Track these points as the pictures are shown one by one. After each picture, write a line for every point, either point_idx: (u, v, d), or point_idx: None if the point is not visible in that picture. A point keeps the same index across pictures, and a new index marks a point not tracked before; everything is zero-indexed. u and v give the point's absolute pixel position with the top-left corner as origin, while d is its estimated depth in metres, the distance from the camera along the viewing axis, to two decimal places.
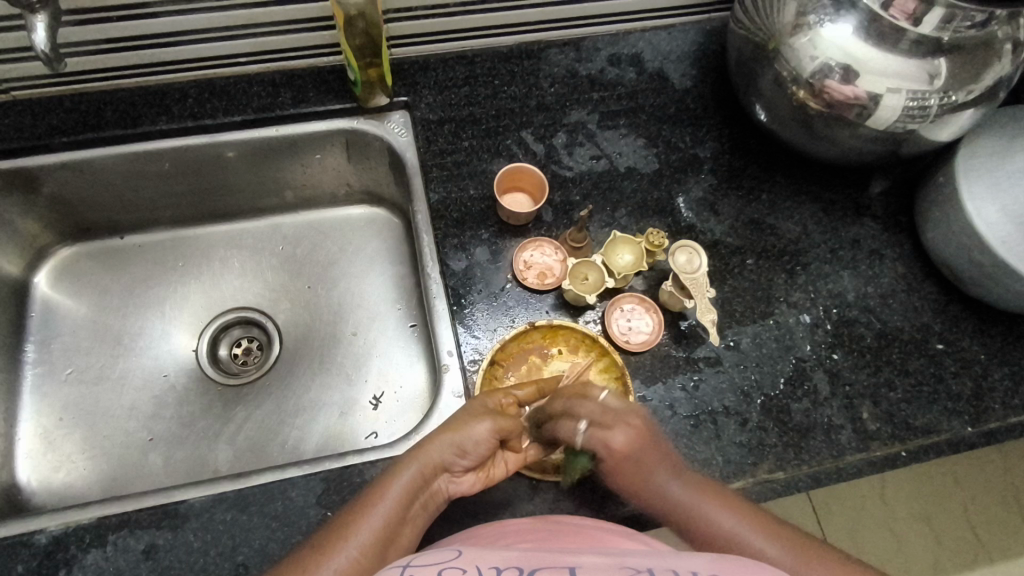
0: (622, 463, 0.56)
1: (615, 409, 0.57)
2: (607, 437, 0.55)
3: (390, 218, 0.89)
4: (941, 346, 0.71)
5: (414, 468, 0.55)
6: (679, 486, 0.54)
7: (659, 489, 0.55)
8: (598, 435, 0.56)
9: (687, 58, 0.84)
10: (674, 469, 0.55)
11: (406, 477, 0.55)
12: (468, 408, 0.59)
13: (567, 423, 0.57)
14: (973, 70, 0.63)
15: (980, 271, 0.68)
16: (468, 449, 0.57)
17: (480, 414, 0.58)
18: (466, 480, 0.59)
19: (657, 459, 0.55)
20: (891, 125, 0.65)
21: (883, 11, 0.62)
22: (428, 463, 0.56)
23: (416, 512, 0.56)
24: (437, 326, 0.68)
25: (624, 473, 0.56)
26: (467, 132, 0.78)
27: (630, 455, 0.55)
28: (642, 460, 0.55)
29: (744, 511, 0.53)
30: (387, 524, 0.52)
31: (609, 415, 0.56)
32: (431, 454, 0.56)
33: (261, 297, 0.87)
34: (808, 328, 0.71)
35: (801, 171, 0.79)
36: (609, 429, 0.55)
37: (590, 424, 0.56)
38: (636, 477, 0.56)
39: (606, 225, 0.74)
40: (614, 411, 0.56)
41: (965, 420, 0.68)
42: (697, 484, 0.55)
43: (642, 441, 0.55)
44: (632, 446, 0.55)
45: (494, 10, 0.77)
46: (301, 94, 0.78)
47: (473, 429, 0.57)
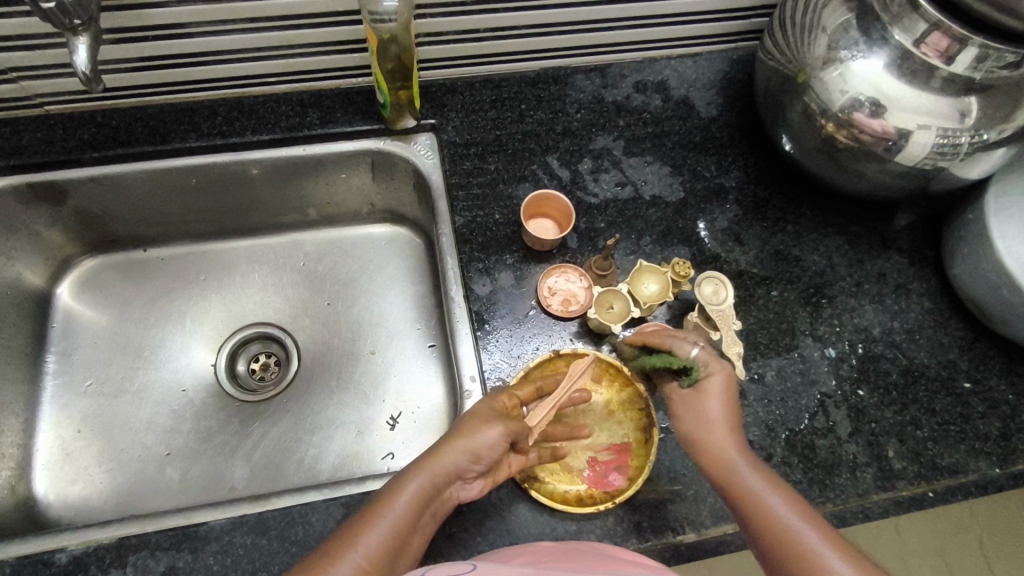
0: (713, 404, 0.58)
1: (720, 358, 0.60)
2: (714, 368, 0.59)
3: (411, 237, 0.90)
4: (969, 385, 0.71)
5: (428, 474, 0.54)
6: (747, 464, 0.55)
7: (730, 461, 0.55)
8: (710, 362, 0.59)
9: (713, 86, 0.84)
10: (746, 449, 0.57)
11: (421, 483, 0.53)
12: (479, 412, 0.58)
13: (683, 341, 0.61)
14: (1006, 110, 0.63)
15: (1009, 310, 0.67)
16: (481, 454, 0.56)
17: (490, 419, 0.58)
18: (475, 486, 0.58)
19: (735, 429, 0.57)
20: (920, 162, 0.65)
21: (914, 47, 0.62)
22: (442, 471, 0.55)
23: (427, 519, 0.55)
24: (460, 350, 0.68)
25: (703, 434, 0.58)
26: (493, 156, 0.78)
27: (715, 400, 0.58)
28: (731, 416, 0.58)
29: (804, 506, 0.52)
30: (396, 532, 0.51)
31: (716, 359, 0.60)
32: (444, 461, 0.55)
33: (281, 313, 0.87)
34: (832, 362, 0.71)
35: (826, 203, 0.79)
36: (714, 366, 0.59)
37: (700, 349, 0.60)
38: (705, 431, 0.58)
39: (631, 253, 0.74)
40: (720, 358, 0.60)
41: (993, 461, 0.67)
42: (766, 473, 0.55)
43: (732, 395, 0.59)
44: (721, 390, 0.58)
45: (523, 36, 0.78)
46: (329, 115, 0.79)
47: (486, 433, 0.56)
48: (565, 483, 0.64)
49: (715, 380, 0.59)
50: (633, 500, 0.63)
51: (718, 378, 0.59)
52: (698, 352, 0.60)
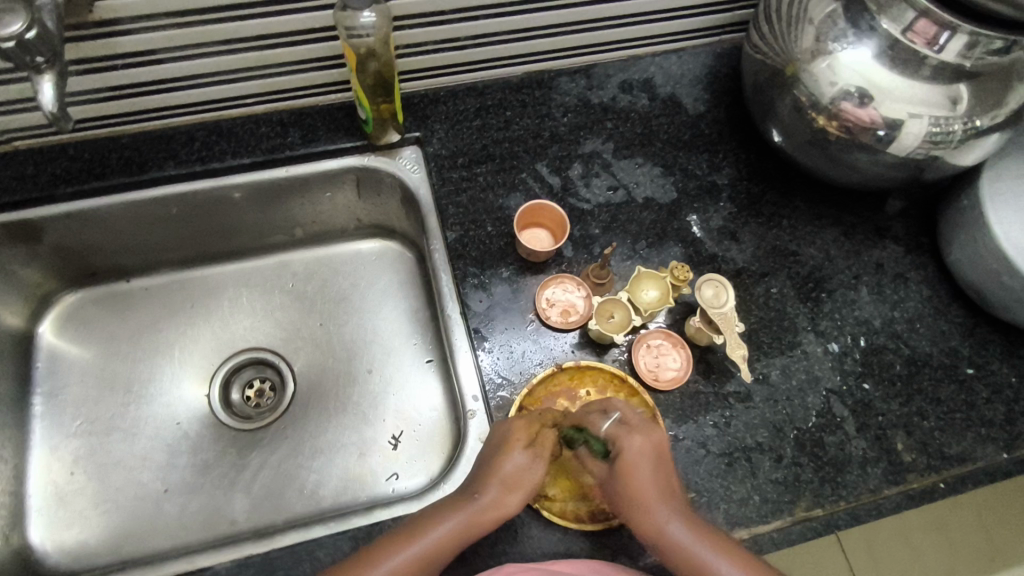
0: (635, 473, 0.56)
1: (637, 419, 0.59)
2: (624, 439, 0.57)
3: (401, 250, 0.88)
4: (971, 371, 0.71)
5: (463, 514, 0.56)
6: (679, 527, 0.55)
7: (661, 529, 0.55)
8: (623, 432, 0.57)
9: (699, 81, 0.83)
10: (681, 510, 0.56)
11: (452, 522, 0.55)
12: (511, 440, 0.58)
13: (597, 413, 0.60)
14: (996, 96, 0.62)
15: (1008, 294, 0.67)
16: (518, 482, 0.57)
17: (521, 448, 0.58)
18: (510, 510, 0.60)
19: (665, 493, 0.56)
20: (912, 152, 0.64)
21: (902, 35, 0.61)
22: (475, 514, 0.56)
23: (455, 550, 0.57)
24: (460, 370, 0.66)
25: (633, 502, 0.56)
26: (481, 166, 0.76)
27: (643, 468, 0.56)
28: (657, 483, 0.56)
29: (748, 562, 0.53)
30: (423, 556, 0.54)
31: (637, 421, 0.58)
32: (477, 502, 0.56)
33: (273, 337, 0.85)
34: (835, 357, 0.70)
35: (820, 195, 0.78)
36: (632, 431, 0.57)
37: (616, 421, 0.58)
38: (638, 504, 0.56)
39: (628, 258, 0.73)
40: (641, 420, 0.58)
41: (1000, 447, 0.67)
42: (701, 531, 0.55)
43: (661, 455, 0.57)
44: (647, 455, 0.57)
45: (504, 42, 0.76)
46: (310, 133, 0.77)
47: (515, 460, 0.57)
48: (576, 500, 0.63)
49: (635, 449, 0.57)
50: None
51: (637, 446, 0.57)
52: (613, 422, 0.59)
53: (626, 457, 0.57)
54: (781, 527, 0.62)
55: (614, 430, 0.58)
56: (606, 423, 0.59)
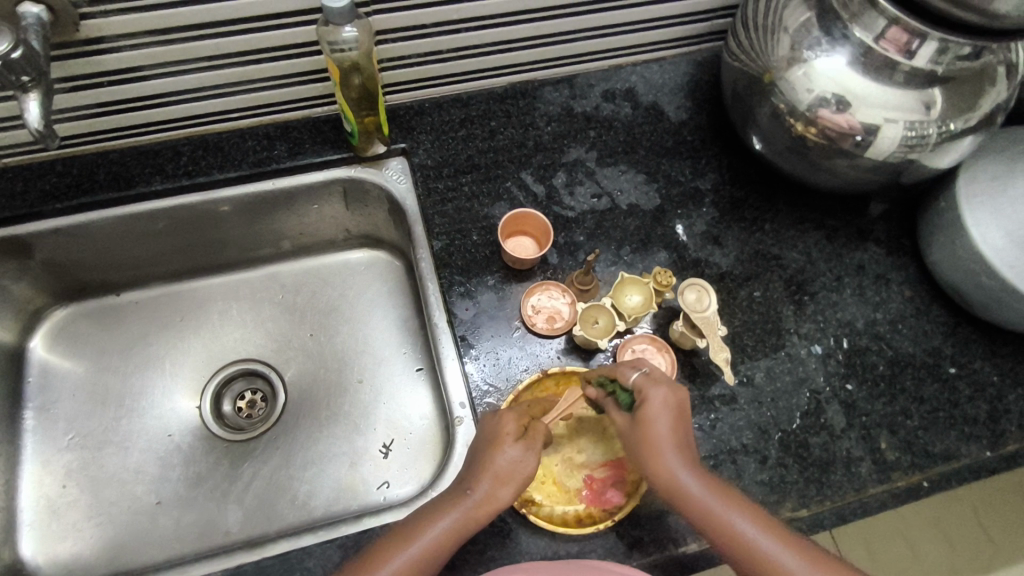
0: (655, 426, 0.56)
1: (661, 374, 0.59)
2: (650, 389, 0.57)
3: (390, 260, 0.89)
4: (954, 370, 0.71)
5: (461, 510, 0.56)
6: (696, 482, 0.54)
7: (678, 479, 0.54)
8: (648, 382, 0.57)
9: (681, 89, 0.84)
10: (697, 466, 0.55)
11: (449, 520, 0.56)
12: (501, 434, 0.59)
13: (627, 365, 0.60)
14: (968, 100, 0.64)
15: (986, 294, 0.68)
16: (512, 474, 0.57)
17: (510, 440, 0.58)
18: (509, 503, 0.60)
19: (684, 447, 0.56)
20: (891, 155, 0.65)
21: (875, 43, 0.62)
22: (471, 508, 0.56)
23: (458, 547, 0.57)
24: (447, 378, 0.67)
25: (652, 448, 0.55)
26: (467, 176, 0.77)
27: (663, 419, 0.56)
28: (680, 436, 0.56)
29: (759, 513, 0.54)
30: (424, 554, 0.54)
31: (662, 375, 0.58)
32: (472, 497, 0.56)
33: (264, 348, 0.85)
34: (819, 358, 0.71)
35: (802, 199, 0.79)
36: (657, 383, 0.57)
37: (643, 373, 0.59)
38: (656, 453, 0.55)
39: (611, 264, 0.74)
40: (664, 376, 0.59)
41: (983, 444, 0.68)
42: (716, 485, 0.55)
43: (682, 409, 0.57)
44: (669, 408, 0.56)
45: (487, 54, 0.77)
46: (297, 146, 0.78)
47: (510, 452, 0.58)
48: (563, 504, 0.63)
49: (658, 398, 0.56)
50: (633, 515, 0.63)
51: (660, 397, 0.57)
52: (640, 375, 0.58)
53: (650, 406, 0.56)
54: None
55: (642, 380, 0.58)
56: (634, 374, 0.59)
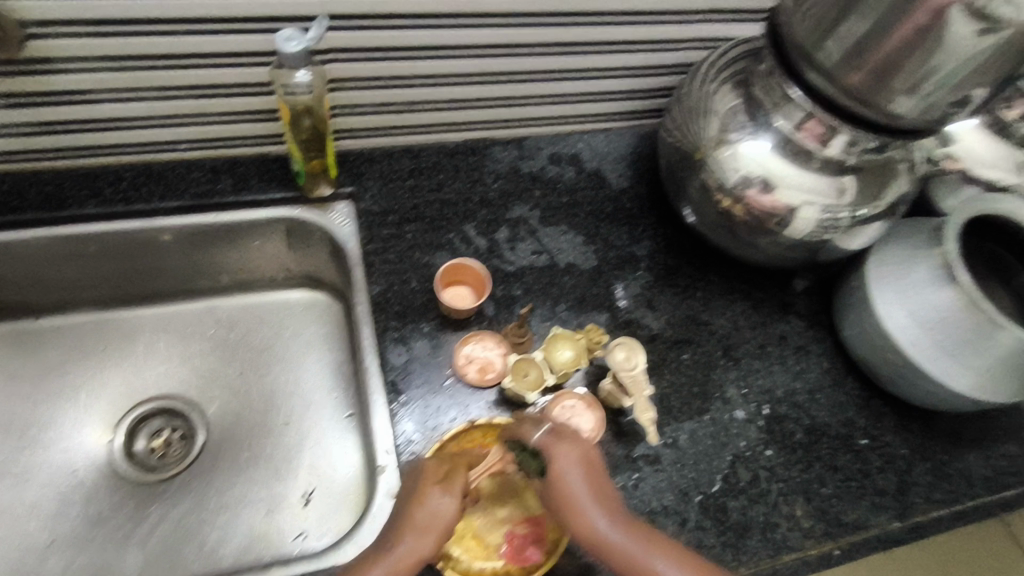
0: (563, 482, 0.58)
1: (563, 431, 0.61)
2: (555, 447, 0.59)
3: (331, 302, 0.87)
4: (866, 442, 0.75)
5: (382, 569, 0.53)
6: (613, 528, 0.56)
7: (596, 528, 0.56)
8: (553, 441, 0.59)
9: (623, 159, 0.89)
10: (614, 513, 0.57)
11: None
12: (421, 490, 0.57)
13: (530, 423, 0.62)
14: (874, 190, 0.70)
15: (893, 369, 0.73)
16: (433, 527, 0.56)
17: (432, 492, 0.57)
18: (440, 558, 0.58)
19: (597, 499, 0.57)
20: (807, 235, 0.70)
21: (794, 132, 0.68)
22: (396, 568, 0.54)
23: None
24: (374, 423, 0.67)
25: (567, 504, 0.57)
26: (411, 225, 0.78)
27: (572, 475, 0.58)
28: (592, 488, 0.58)
29: (680, 553, 0.55)
30: None
31: (566, 431, 0.61)
32: (397, 557, 0.54)
33: (188, 384, 0.82)
34: (741, 423, 0.73)
35: (731, 270, 0.83)
36: (560, 440, 0.60)
37: (548, 431, 0.61)
38: (571, 511, 0.57)
39: (547, 319, 0.75)
40: (567, 431, 0.61)
41: (891, 515, 0.71)
42: (635, 528, 0.56)
43: (589, 462, 0.59)
44: (576, 463, 0.59)
45: (440, 110, 0.80)
46: (242, 182, 0.78)
47: (433, 503, 0.56)
48: (482, 560, 0.61)
49: (563, 456, 0.59)
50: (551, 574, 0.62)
51: (566, 453, 0.59)
52: (544, 434, 0.60)
53: (559, 464, 0.58)
54: None
55: (545, 439, 0.60)
56: (537, 433, 0.61)
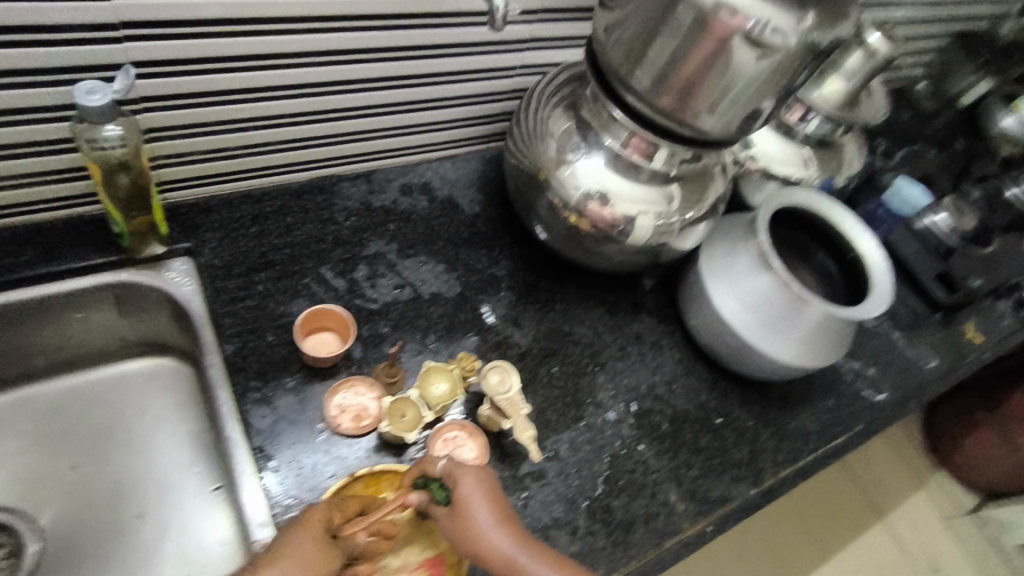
0: (467, 506, 0.59)
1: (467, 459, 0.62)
2: (459, 475, 0.60)
3: (178, 368, 0.79)
4: (720, 421, 0.82)
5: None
6: (515, 548, 0.57)
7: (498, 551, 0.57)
8: (457, 470, 0.60)
9: (473, 184, 0.90)
10: (517, 533, 0.59)
11: None
12: (297, 552, 0.55)
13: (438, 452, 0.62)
14: (697, 194, 0.77)
15: (734, 352, 0.81)
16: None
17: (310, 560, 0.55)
18: None
19: (501, 520, 0.59)
20: (647, 242, 0.76)
21: (621, 150, 0.73)
22: None
23: None
24: (244, 496, 0.61)
25: (470, 528, 0.58)
26: (260, 275, 0.74)
27: (476, 498, 0.59)
28: (495, 511, 0.59)
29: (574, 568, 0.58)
30: None
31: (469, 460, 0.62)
32: None
33: (6, 490, 0.70)
34: (614, 424, 0.77)
35: (587, 279, 0.88)
36: (464, 467, 0.61)
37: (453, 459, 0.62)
38: (475, 534, 0.58)
39: (417, 354, 0.74)
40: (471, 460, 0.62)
41: (749, 483, 0.79)
42: (534, 547, 0.58)
43: (491, 488, 0.61)
44: (479, 488, 0.60)
45: (278, 152, 0.76)
46: (52, 252, 0.69)
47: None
48: None
49: (467, 480, 0.60)
50: None
51: (470, 480, 0.60)
52: (448, 463, 0.61)
53: (464, 492, 0.59)
54: None
55: (450, 466, 0.61)
56: (442, 463, 0.61)
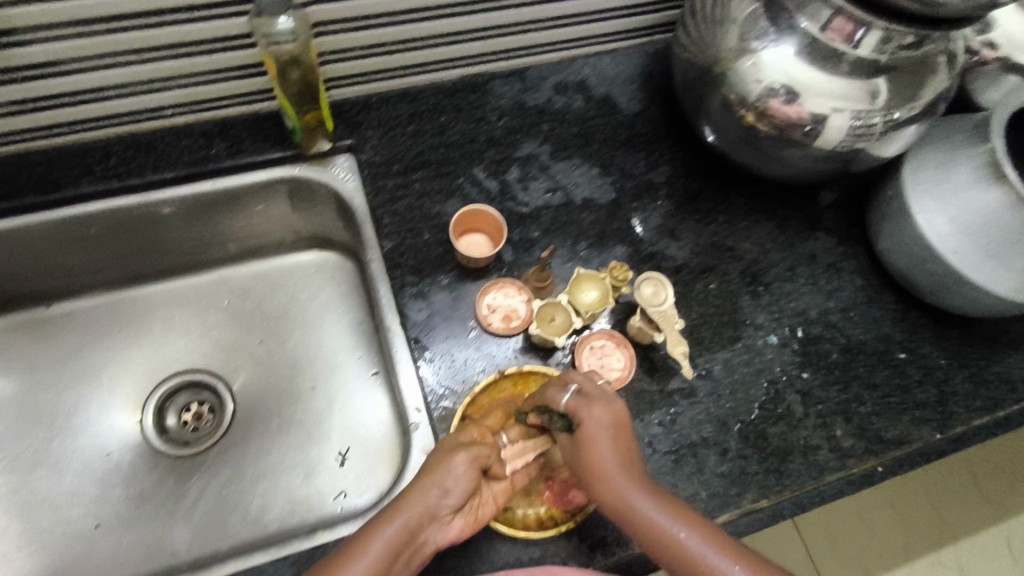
0: (592, 442, 0.53)
1: (599, 392, 0.57)
2: (585, 411, 0.55)
3: (342, 262, 0.85)
4: (904, 355, 0.73)
5: (402, 520, 0.50)
6: (648, 499, 0.49)
7: (629, 500, 0.50)
8: (581, 404, 0.56)
9: (633, 81, 0.83)
10: (653, 488, 0.51)
11: (395, 527, 0.49)
12: (446, 446, 0.57)
13: (556, 388, 0.58)
14: (911, 89, 0.64)
15: (933, 279, 0.69)
16: (452, 486, 0.53)
17: (454, 450, 0.56)
18: (455, 526, 0.55)
19: (627, 467, 0.52)
20: (837, 146, 0.66)
21: (821, 34, 0.63)
22: (417, 515, 0.51)
23: (404, 566, 0.50)
24: (402, 382, 0.65)
25: (597, 471, 0.52)
26: (418, 173, 0.75)
27: (601, 441, 0.53)
28: (621, 457, 0.53)
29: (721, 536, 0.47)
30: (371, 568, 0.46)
31: (596, 393, 0.56)
32: (419, 503, 0.51)
33: (210, 357, 0.81)
34: (776, 348, 0.71)
35: (755, 189, 0.79)
36: (594, 402, 0.55)
37: (574, 394, 0.56)
38: (602, 478, 0.52)
39: (567, 260, 0.72)
40: (602, 390, 0.57)
41: (933, 427, 0.69)
42: (675, 506, 0.49)
43: (621, 430, 0.55)
44: (606, 428, 0.54)
45: (435, 46, 0.74)
46: (236, 145, 0.74)
47: (457, 461, 0.54)
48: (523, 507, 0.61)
49: (593, 419, 0.54)
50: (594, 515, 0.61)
51: (599, 416, 0.55)
52: (573, 395, 0.57)
53: (587, 427, 0.54)
54: (730, 521, 0.63)
55: (573, 401, 0.56)
56: (564, 396, 0.57)
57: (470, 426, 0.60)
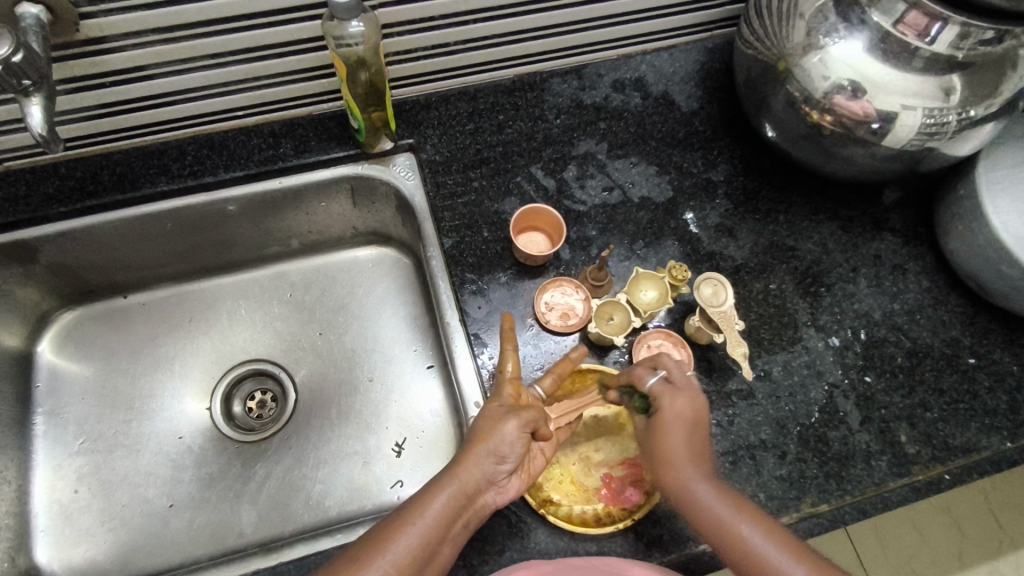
0: (669, 428, 0.57)
1: (686, 378, 0.59)
2: (665, 397, 0.58)
3: (399, 257, 0.87)
4: (973, 361, 0.70)
5: (457, 486, 0.55)
6: (711, 490, 0.53)
7: (692, 488, 0.54)
8: (665, 390, 0.58)
9: (691, 78, 0.82)
10: (715, 478, 0.54)
11: (445, 497, 0.54)
12: (490, 414, 0.60)
13: (644, 367, 0.61)
14: (989, 86, 0.62)
15: (1007, 284, 0.67)
16: (504, 452, 0.57)
17: (501, 417, 0.59)
18: (512, 487, 0.59)
19: (697, 459, 0.55)
20: (908, 143, 0.64)
21: (893, 28, 0.61)
22: (466, 486, 0.55)
23: (460, 530, 0.55)
24: (462, 376, 0.66)
25: (664, 458, 0.56)
26: (476, 172, 0.76)
27: (676, 430, 0.57)
28: (691, 449, 0.56)
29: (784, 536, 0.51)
30: (426, 539, 0.52)
31: (683, 380, 0.59)
32: (470, 474, 0.56)
33: (273, 347, 0.84)
34: (837, 350, 0.70)
35: (815, 188, 0.78)
36: (678, 390, 0.58)
37: (661, 379, 0.59)
38: (669, 465, 0.56)
39: (625, 259, 0.73)
40: (689, 381, 0.59)
41: (1003, 436, 0.67)
42: (735, 499, 0.53)
43: (697, 422, 0.58)
44: (684, 419, 0.57)
45: (495, 46, 0.75)
46: (302, 144, 0.77)
47: (504, 429, 0.58)
48: (580, 503, 0.62)
49: (675, 407, 0.57)
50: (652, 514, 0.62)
51: (678, 405, 0.58)
52: (658, 380, 0.59)
53: (664, 413, 0.58)
54: (789, 524, 0.62)
55: (659, 386, 0.58)
56: (652, 379, 0.60)
57: (505, 382, 0.62)
